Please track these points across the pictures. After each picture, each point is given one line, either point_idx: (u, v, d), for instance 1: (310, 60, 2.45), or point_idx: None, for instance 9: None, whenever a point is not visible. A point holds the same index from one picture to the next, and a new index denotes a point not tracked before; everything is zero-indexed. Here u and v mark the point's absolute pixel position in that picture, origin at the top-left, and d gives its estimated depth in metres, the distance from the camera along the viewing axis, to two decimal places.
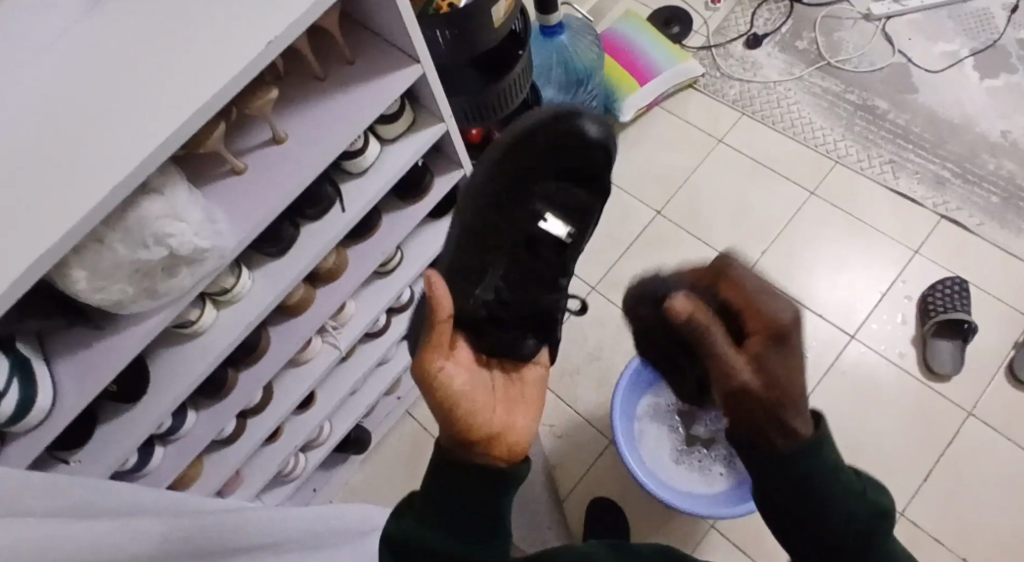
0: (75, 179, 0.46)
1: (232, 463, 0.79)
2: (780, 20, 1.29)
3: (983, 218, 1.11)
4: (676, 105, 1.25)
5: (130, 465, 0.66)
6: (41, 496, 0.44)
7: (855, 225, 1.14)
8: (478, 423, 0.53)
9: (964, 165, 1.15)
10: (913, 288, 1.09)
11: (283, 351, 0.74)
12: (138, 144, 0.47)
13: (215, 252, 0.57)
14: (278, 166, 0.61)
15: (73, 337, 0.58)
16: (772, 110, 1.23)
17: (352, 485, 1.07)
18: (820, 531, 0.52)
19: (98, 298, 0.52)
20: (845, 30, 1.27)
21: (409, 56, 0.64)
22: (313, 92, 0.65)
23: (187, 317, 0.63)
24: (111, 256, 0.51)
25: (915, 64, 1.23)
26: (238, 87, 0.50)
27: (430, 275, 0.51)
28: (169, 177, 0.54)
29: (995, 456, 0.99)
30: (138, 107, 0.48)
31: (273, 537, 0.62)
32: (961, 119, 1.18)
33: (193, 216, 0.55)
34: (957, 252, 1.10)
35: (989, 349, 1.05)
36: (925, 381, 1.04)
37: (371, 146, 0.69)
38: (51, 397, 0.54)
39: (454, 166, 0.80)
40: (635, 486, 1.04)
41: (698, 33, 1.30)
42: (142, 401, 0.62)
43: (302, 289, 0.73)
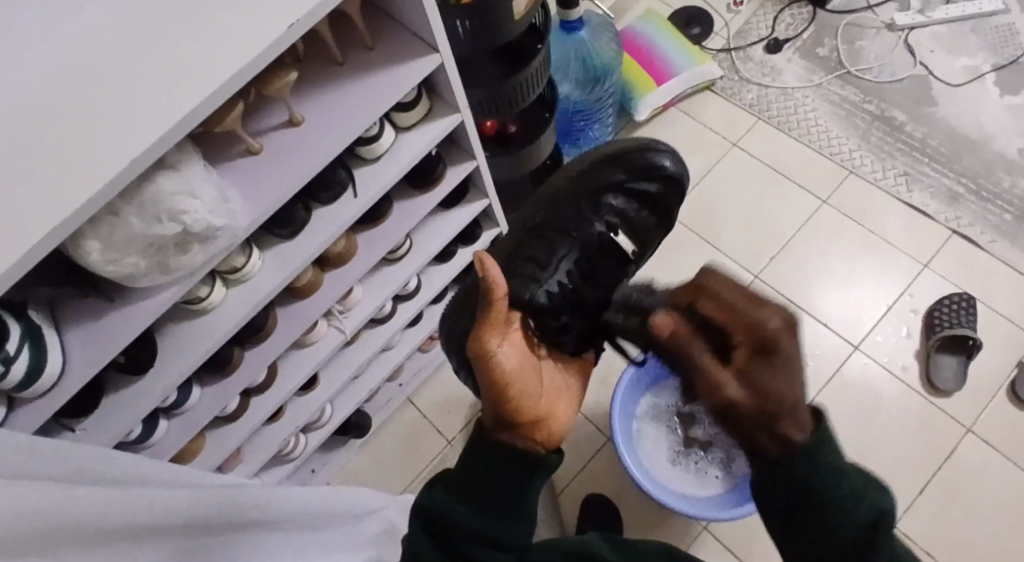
0: (94, 151, 0.46)
1: (234, 439, 0.80)
2: (802, 26, 1.29)
3: (995, 236, 1.11)
4: (693, 106, 1.25)
5: (134, 436, 0.67)
6: (47, 461, 0.45)
7: (866, 236, 1.14)
8: (529, 404, 0.55)
9: (978, 182, 1.14)
10: (920, 303, 1.09)
11: (289, 332, 0.75)
12: (156, 120, 0.47)
13: (228, 231, 0.57)
14: (293, 148, 0.62)
15: (86, 308, 0.59)
16: (789, 116, 1.23)
17: (350, 468, 1.08)
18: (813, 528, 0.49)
19: (111, 270, 0.53)
20: (867, 40, 1.26)
21: (428, 45, 0.64)
22: (331, 76, 0.65)
23: (197, 294, 0.64)
24: (125, 229, 0.51)
25: (935, 77, 1.22)
26: (258, 68, 0.50)
27: (482, 256, 0.53)
28: (185, 154, 0.55)
29: (993, 474, 0.99)
30: (158, 83, 0.49)
31: (270, 515, 0.63)
32: (979, 135, 1.17)
33: (208, 194, 0.55)
34: (967, 269, 1.10)
35: (992, 368, 1.05)
36: (927, 396, 1.04)
37: (386, 133, 0.69)
38: (60, 364, 0.55)
39: (468, 157, 0.80)
40: (630, 484, 1.05)
41: (719, 35, 1.29)
42: (149, 374, 0.63)
43: (311, 272, 0.74)
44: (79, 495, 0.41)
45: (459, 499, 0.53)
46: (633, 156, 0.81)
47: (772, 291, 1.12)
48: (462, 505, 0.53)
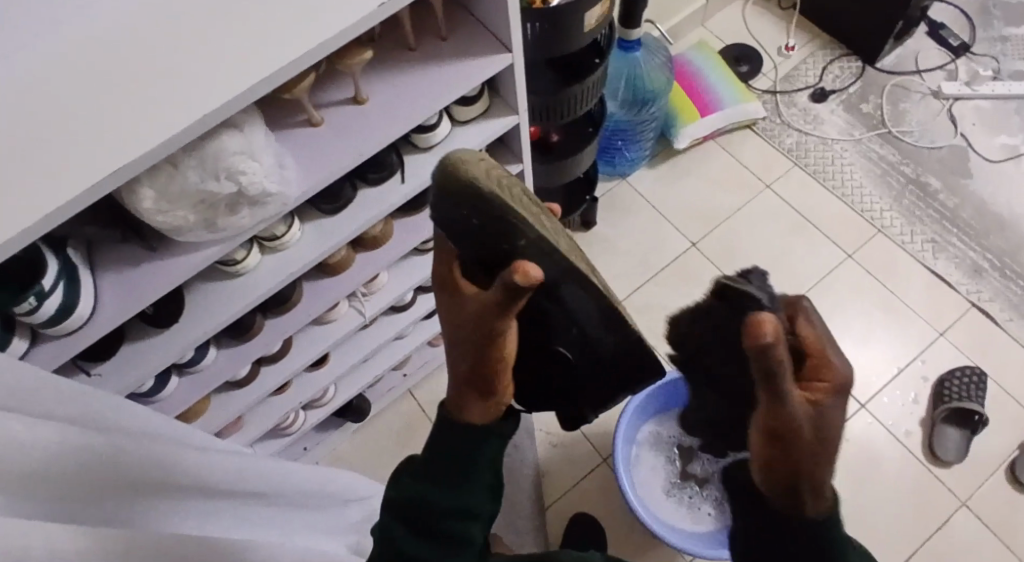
0: (164, 102, 0.46)
1: (238, 406, 0.79)
2: (849, 79, 1.30)
3: (1012, 315, 1.12)
4: (732, 143, 1.26)
5: (146, 388, 0.67)
6: (48, 403, 0.44)
7: (886, 296, 1.14)
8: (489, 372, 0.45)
9: (1004, 260, 1.15)
10: (931, 370, 1.10)
11: (312, 307, 0.74)
12: (234, 77, 0.47)
13: (279, 199, 0.57)
14: (354, 126, 0.61)
15: (122, 253, 0.58)
16: (826, 166, 1.23)
17: (341, 450, 1.08)
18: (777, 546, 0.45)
19: (162, 219, 0.53)
20: (911, 103, 1.27)
21: (503, 44, 0.64)
22: (401, 61, 0.64)
23: (233, 256, 0.63)
24: (182, 181, 0.51)
25: (974, 150, 1.23)
26: (341, 42, 0.50)
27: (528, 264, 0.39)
28: (252, 116, 0.54)
29: (982, 550, 0.99)
30: (237, 41, 0.48)
31: (270, 489, 0.62)
32: (1010, 213, 1.18)
33: (267, 158, 0.55)
34: (981, 342, 1.11)
35: (994, 445, 1.05)
36: (927, 464, 1.04)
37: (443, 124, 0.69)
38: (92, 304, 0.54)
39: (515, 159, 0.80)
40: (619, 506, 1.05)
41: (766, 76, 1.30)
42: (172, 329, 0.63)
43: (344, 250, 0.73)
44: (78, 442, 0.40)
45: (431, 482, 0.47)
46: (448, 221, 0.43)
47: None
48: (425, 483, 0.47)
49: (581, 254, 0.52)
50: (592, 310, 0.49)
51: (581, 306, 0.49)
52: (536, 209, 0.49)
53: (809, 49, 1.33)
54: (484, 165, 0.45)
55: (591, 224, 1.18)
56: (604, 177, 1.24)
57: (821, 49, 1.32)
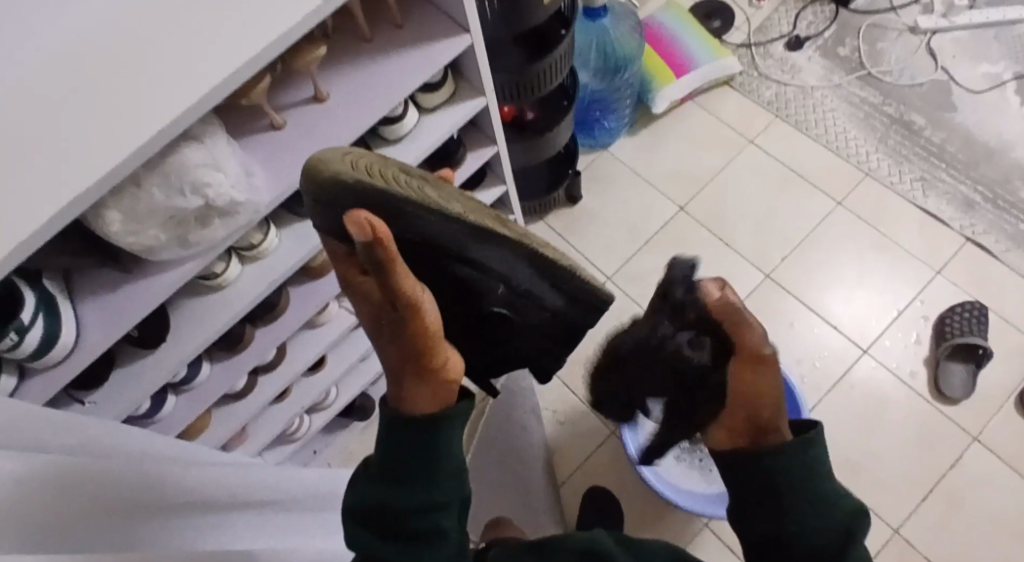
0: (121, 119, 0.45)
1: (240, 418, 0.79)
2: (824, 24, 1.28)
3: (1007, 245, 1.11)
4: (711, 101, 1.24)
5: (144, 410, 0.67)
6: (42, 434, 0.44)
7: (880, 239, 1.13)
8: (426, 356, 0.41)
9: (995, 190, 1.14)
10: (931, 308, 1.09)
11: (301, 311, 0.74)
12: (186, 88, 0.46)
13: (249, 207, 0.56)
14: (318, 125, 0.60)
15: (100, 279, 0.57)
16: (808, 114, 1.22)
17: (350, 449, 1.09)
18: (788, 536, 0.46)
19: (133, 240, 0.52)
20: (889, 41, 1.26)
21: (460, 25, 0.63)
22: (358, 54, 0.63)
23: (212, 270, 0.63)
24: (148, 201, 0.50)
25: (957, 82, 1.21)
26: (290, 41, 0.49)
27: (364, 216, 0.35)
28: (211, 125, 0.53)
29: (997, 482, 0.99)
30: (184, 51, 0.47)
31: (280, 497, 0.62)
32: (998, 144, 1.17)
33: (232, 167, 0.54)
34: (979, 276, 1.10)
35: (999, 376, 1.05)
36: (935, 403, 1.04)
37: (410, 114, 0.68)
38: (75, 332, 0.54)
39: (489, 142, 0.79)
40: (632, 476, 1.05)
41: (740, 30, 1.28)
42: (161, 349, 0.62)
43: (327, 252, 0.73)
44: (78, 472, 0.40)
45: (389, 474, 0.45)
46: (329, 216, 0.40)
47: (784, 291, 1.11)
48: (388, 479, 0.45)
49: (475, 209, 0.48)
50: (518, 263, 0.48)
51: (494, 258, 0.47)
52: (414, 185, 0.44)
53: None
54: (354, 162, 0.42)
55: (576, 199, 1.17)
56: (586, 149, 1.23)
57: None
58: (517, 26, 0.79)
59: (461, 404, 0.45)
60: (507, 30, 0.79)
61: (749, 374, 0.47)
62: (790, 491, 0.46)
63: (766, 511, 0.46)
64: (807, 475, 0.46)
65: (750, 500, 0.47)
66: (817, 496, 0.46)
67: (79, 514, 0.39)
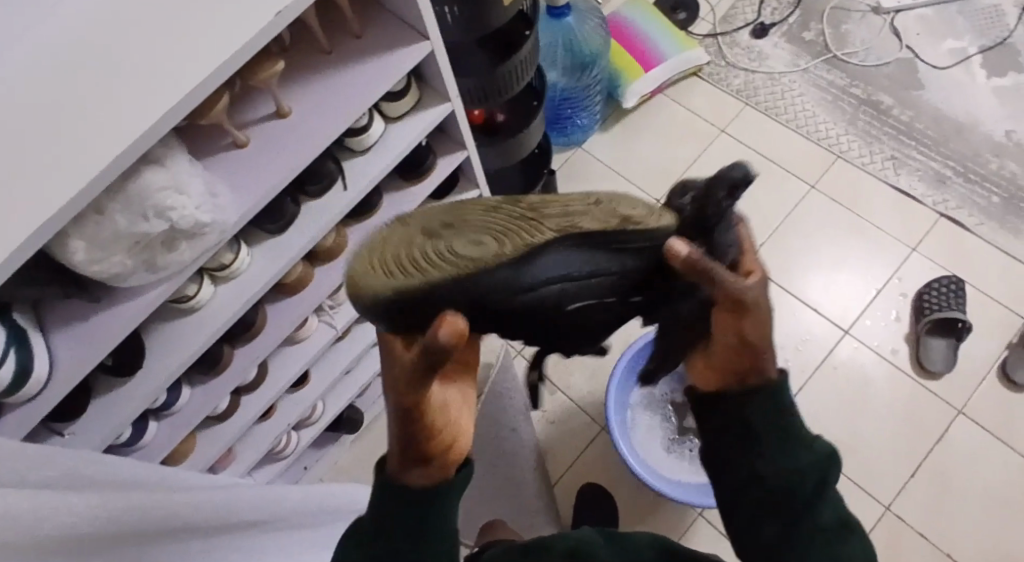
0: (78, 147, 0.44)
1: (225, 439, 0.79)
2: (788, 10, 1.28)
3: (981, 218, 1.12)
4: (681, 92, 1.25)
5: (125, 438, 0.66)
6: (19, 468, 0.43)
7: (855, 219, 1.14)
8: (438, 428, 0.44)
9: (965, 165, 1.15)
10: (909, 285, 1.10)
11: (279, 328, 0.74)
12: (142, 112, 0.45)
13: (217, 227, 0.56)
14: (282, 141, 0.60)
15: (70, 309, 0.57)
16: (777, 100, 1.23)
17: (340, 463, 1.08)
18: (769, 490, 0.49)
19: (100, 268, 0.51)
20: (853, 23, 1.26)
21: (419, 32, 0.63)
22: (318, 67, 0.63)
23: (184, 292, 0.62)
24: (111, 227, 0.50)
25: (922, 60, 1.23)
26: (245, 58, 0.48)
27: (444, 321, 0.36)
28: (172, 147, 0.53)
29: (984, 452, 1.00)
30: (140, 75, 0.47)
31: (268, 516, 0.62)
32: (966, 118, 1.18)
33: (195, 188, 0.53)
34: (954, 251, 1.11)
35: (980, 348, 1.06)
36: (918, 378, 1.05)
37: (375, 123, 0.68)
38: (47, 364, 0.53)
39: (458, 147, 0.79)
40: (624, 471, 1.05)
41: (705, 20, 1.29)
42: (137, 375, 0.62)
43: (301, 266, 0.72)
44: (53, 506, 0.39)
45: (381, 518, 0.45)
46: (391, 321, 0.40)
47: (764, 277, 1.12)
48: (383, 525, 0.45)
49: (523, 207, 0.41)
50: (588, 253, 0.42)
51: (565, 262, 0.42)
52: (439, 245, 0.39)
53: None
54: (374, 262, 0.40)
55: None
56: (560, 148, 1.23)
57: None
58: (479, 29, 0.79)
59: (461, 476, 0.46)
60: (469, 34, 0.79)
61: (750, 327, 0.44)
62: (768, 443, 0.49)
63: (735, 445, 0.50)
64: (780, 412, 0.48)
65: (721, 433, 0.50)
66: (788, 433, 0.49)
67: (56, 550, 0.38)
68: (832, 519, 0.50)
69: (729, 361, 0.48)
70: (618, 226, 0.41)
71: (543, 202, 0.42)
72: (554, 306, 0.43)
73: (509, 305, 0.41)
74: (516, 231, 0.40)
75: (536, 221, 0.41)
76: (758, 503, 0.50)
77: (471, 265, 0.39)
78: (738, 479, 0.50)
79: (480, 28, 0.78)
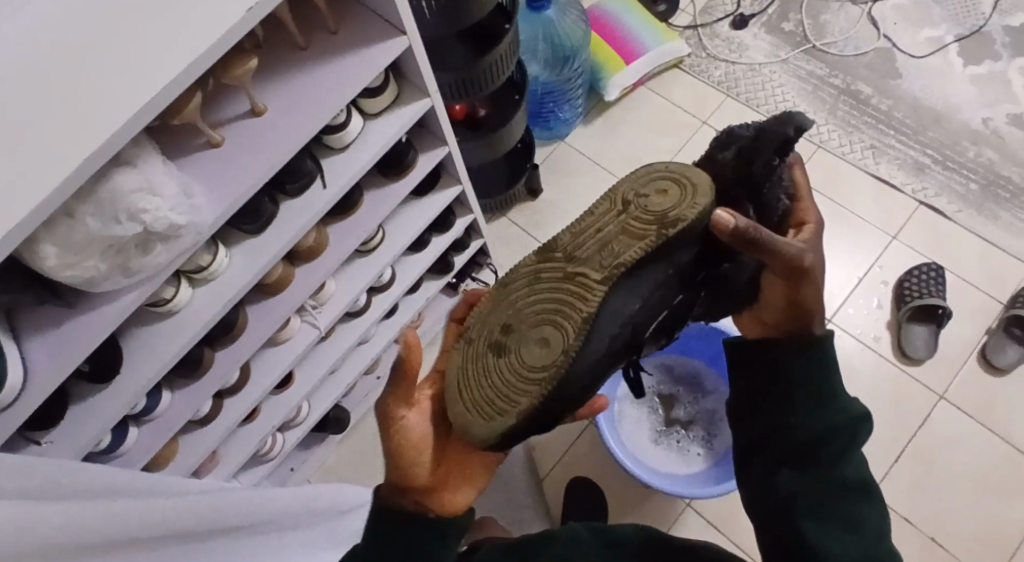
0: (46, 149, 0.43)
1: (209, 442, 0.78)
2: (767, 0, 1.29)
3: (960, 206, 1.13)
4: (662, 84, 1.25)
5: (105, 444, 0.65)
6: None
7: (836, 209, 1.15)
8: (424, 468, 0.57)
9: (944, 153, 1.16)
10: (890, 273, 1.11)
11: (261, 329, 0.73)
12: (111, 112, 0.44)
13: (192, 228, 0.55)
14: (257, 139, 0.59)
15: (44, 315, 0.55)
16: (758, 91, 1.23)
17: (328, 463, 1.08)
18: (797, 448, 0.53)
19: (72, 273, 0.50)
20: (831, 13, 1.27)
21: (396, 27, 0.62)
22: (294, 63, 0.62)
23: (162, 295, 0.61)
24: (83, 231, 0.48)
25: (900, 49, 1.23)
26: (217, 56, 0.47)
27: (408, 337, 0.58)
28: (144, 148, 0.52)
29: (967, 437, 1.01)
30: (108, 75, 0.46)
31: (254, 521, 0.61)
32: (944, 106, 1.19)
33: (169, 190, 0.52)
34: (934, 238, 1.12)
35: (961, 334, 1.07)
36: (901, 366, 1.06)
37: (354, 120, 0.67)
38: (22, 372, 0.52)
39: (439, 142, 0.78)
40: (613, 465, 1.05)
41: (685, 12, 1.29)
42: (115, 381, 0.61)
43: (282, 266, 0.72)
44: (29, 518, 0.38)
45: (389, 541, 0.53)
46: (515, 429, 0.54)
47: None
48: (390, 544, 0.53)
49: (563, 263, 0.54)
50: (634, 285, 0.53)
51: (618, 300, 0.53)
52: (512, 356, 0.53)
53: None
54: (478, 400, 0.53)
55: (536, 192, 1.17)
56: (543, 142, 1.22)
57: None
58: (458, 23, 0.78)
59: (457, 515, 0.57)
60: (449, 28, 0.79)
61: (808, 291, 0.53)
62: (800, 398, 0.53)
63: (772, 400, 0.54)
64: (818, 374, 0.53)
65: (759, 387, 0.55)
66: (824, 394, 0.53)
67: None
68: (851, 484, 0.53)
69: (781, 318, 0.55)
70: (657, 232, 0.52)
71: (576, 244, 0.55)
72: (636, 326, 0.53)
73: (598, 348, 0.53)
74: (569, 294, 0.53)
75: (579, 270, 0.53)
76: (783, 457, 0.54)
77: (550, 355, 0.52)
78: (772, 435, 0.54)
79: (458, 21, 0.77)
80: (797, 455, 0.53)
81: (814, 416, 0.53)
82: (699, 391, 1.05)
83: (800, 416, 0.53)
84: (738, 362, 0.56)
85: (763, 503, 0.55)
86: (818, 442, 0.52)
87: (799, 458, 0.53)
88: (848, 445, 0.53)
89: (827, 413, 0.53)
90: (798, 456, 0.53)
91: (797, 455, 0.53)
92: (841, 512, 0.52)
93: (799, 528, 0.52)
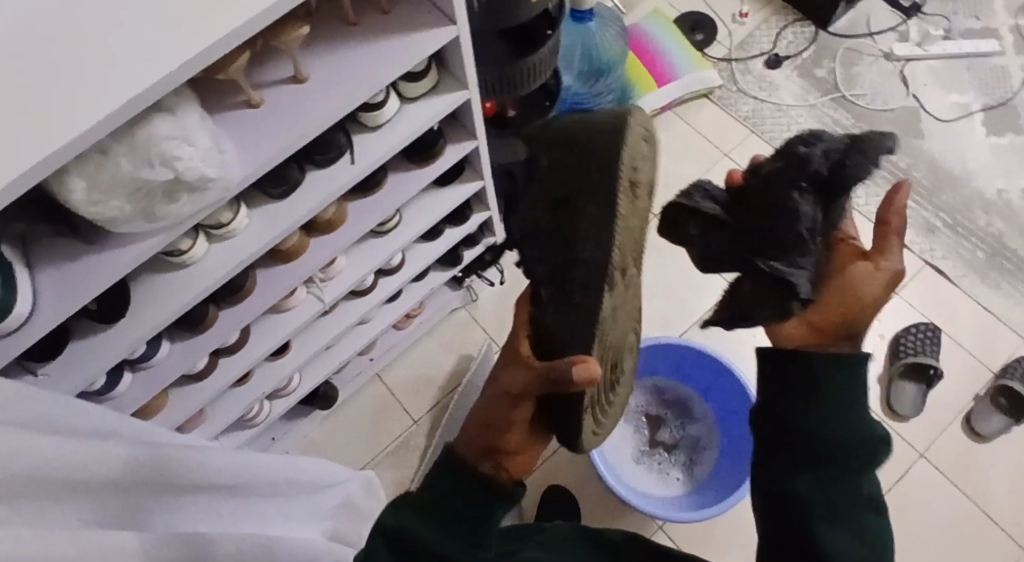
0: (91, 83, 0.44)
1: (200, 399, 0.78)
2: (803, 44, 1.30)
3: (965, 271, 1.14)
4: (689, 112, 1.26)
5: (98, 387, 0.65)
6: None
7: None
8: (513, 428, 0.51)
9: (956, 218, 1.18)
10: (888, 328, 1.12)
11: (268, 294, 0.73)
12: (161, 57, 0.45)
13: (220, 183, 0.55)
14: (295, 106, 0.59)
15: (60, 248, 0.56)
16: (782, 132, 1.24)
17: (309, 437, 1.08)
18: (812, 454, 0.53)
19: (97, 210, 0.51)
20: (864, 66, 1.28)
21: (446, 16, 0.63)
22: (341, 37, 0.63)
23: (178, 246, 0.61)
24: (114, 170, 0.49)
25: (926, 110, 1.25)
26: (271, 18, 0.48)
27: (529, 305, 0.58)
28: (184, 98, 0.52)
29: (943, 498, 1.02)
30: (162, 21, 0.46)
31: (236, 482, 0.61)
32: (962, 172, 1.20)
33: (203, 142, 0.53)
34: (936, 300, 1.13)
35: (949, 397, 1.08)
36: (886, 419, 1.07)
37: (391, 101, 0.67)
38: (31, 301, 0.52)
39: (469, 136, 0.79)
40: (591, 478, 1.05)
41: (721, 44, 1.30)
42: (119, 324, 0.61)
43: (298, 236, 0.72)
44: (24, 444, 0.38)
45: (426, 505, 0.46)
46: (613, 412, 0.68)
47: None
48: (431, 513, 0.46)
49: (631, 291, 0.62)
50: None
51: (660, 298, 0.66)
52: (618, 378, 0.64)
53: (764, 14, 1.32)
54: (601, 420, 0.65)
55: None
56: None
57: (775, 15, 1.32)
58: (504, 22, 0.79)
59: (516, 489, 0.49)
60: (493, 27, 0.79)
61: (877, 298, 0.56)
62: (821, 401, 0.53)
63: (787, 402, 0.54)
64: (837, 378, 0.53)
65: (783, 388, 0.54)
66: (844, 403, 0.53)
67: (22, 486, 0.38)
68: (867, 497, 0.52)
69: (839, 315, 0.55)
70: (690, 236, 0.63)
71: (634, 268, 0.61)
72: None
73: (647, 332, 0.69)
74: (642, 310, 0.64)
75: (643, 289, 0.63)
76: (798, 462, 0.53)
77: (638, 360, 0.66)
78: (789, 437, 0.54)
79: (504, 21, 0.78)
80: (813, 461, 0.53)
81: (836, 422, 0.52)
82: (688, 416, 1.06)
83: (819, 420, 0.52)
84: (764, 366, 0.56)
85: (775, 507, 0.54)
86: (837, 451, 0.52)
87: (816, 464, 0.52)
88: (869, 459, 0.52)
89: (849, 421, 0.53)
90: (814, 462, 0.52)
91: (813, 461, 0.53)
92: (854, 523, 0.51)
93: (812, 534, 0.51)
